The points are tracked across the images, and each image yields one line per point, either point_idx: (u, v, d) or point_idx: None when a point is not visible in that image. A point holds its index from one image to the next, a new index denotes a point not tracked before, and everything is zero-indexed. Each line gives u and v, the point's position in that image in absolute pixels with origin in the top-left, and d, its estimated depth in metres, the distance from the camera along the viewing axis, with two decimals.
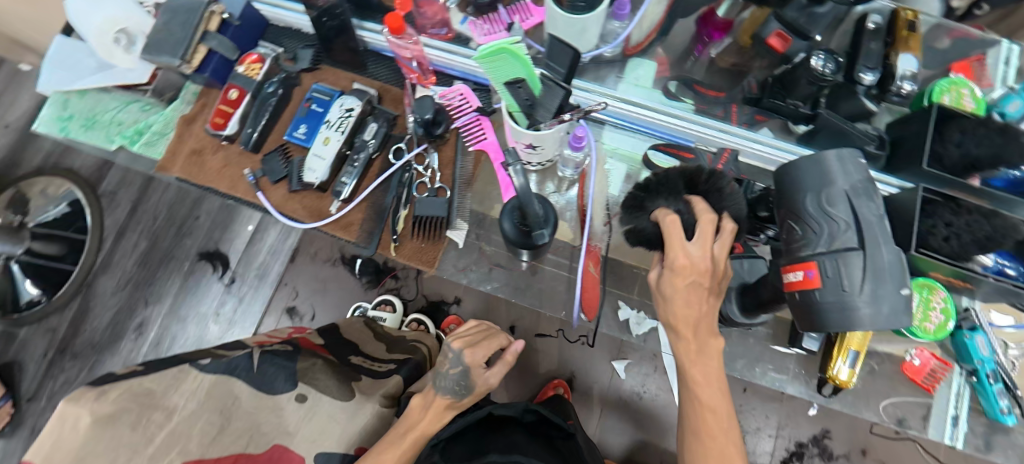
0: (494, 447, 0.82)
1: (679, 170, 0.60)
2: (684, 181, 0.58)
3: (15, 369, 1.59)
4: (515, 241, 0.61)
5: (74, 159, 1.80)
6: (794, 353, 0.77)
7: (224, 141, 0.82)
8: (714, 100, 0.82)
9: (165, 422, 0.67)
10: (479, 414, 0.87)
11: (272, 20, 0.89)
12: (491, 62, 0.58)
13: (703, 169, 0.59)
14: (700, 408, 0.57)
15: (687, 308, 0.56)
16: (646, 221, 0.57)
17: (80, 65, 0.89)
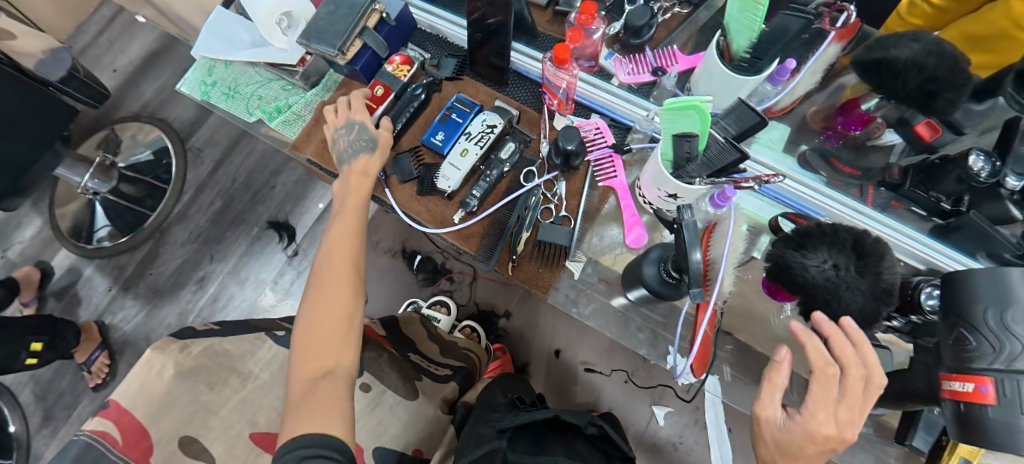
0: (555, 447, 0.90)
1: (846, 229, 0.61)
2: (851, 240, 0.59)
3: (86, 298, 1.81)
4: (662, 292, 0.62)
5: (171, 111, 1.94)
6: (898, 448, 0.76)
7: None
8: (848, 178, 0.82)
9: (239, 386, 0.89)
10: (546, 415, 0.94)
11: (421, 25, 0.93)
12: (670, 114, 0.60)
13: (869, 233, 0.61)
14: None
15: (815, 460, 0.57)
16: (804, 267, 0.58)
17: (234, 37, 0.93)
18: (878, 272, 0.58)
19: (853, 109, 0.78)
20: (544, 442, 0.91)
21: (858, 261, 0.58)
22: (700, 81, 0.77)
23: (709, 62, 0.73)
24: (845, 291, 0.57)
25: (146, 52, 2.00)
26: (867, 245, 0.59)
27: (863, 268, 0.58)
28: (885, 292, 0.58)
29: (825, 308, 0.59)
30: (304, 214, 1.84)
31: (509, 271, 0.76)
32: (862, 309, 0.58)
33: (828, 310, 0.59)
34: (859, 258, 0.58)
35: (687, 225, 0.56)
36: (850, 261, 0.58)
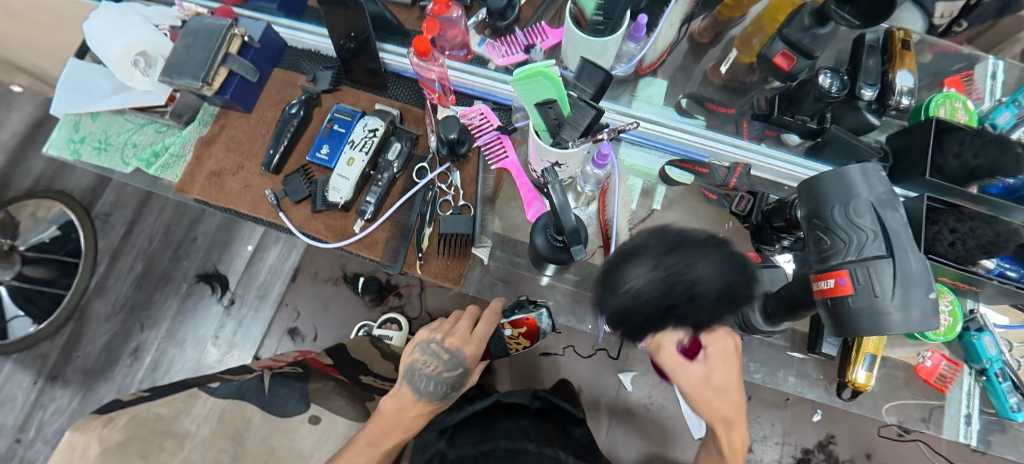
0: (499, 426, 0.90)
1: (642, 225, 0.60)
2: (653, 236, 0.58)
3: (9, 398, 1.67)
4: (548, 255, 0.63)
5: (69, 180, 1.81)
6: (813, 359, 0.80)
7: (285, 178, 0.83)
8: (725, 117, 0.86)
9: (176, 451, 0.88)
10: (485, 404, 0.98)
11: (290, 42, 0.90)
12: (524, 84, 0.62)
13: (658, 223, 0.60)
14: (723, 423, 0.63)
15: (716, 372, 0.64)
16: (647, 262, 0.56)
17: (95, 87, 0.88)
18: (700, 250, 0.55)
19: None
20: (491, 427, 0.90)
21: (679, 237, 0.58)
22: (568, 52, 0.79)
23: (569, 31, 0.74)
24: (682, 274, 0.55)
25: (29, 123, 1.85)
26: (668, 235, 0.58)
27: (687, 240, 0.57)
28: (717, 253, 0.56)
29: (690, 291, 0.55)
30: (234, 259, 1.77)
31: (418, 269, 0.76)
32: (718, 277, 0.55)
33: (687, 288, 0.55)
34: (677, 234, 0.58)
35: (552, 185, 0.57)
36: (670, 237, 0.57)
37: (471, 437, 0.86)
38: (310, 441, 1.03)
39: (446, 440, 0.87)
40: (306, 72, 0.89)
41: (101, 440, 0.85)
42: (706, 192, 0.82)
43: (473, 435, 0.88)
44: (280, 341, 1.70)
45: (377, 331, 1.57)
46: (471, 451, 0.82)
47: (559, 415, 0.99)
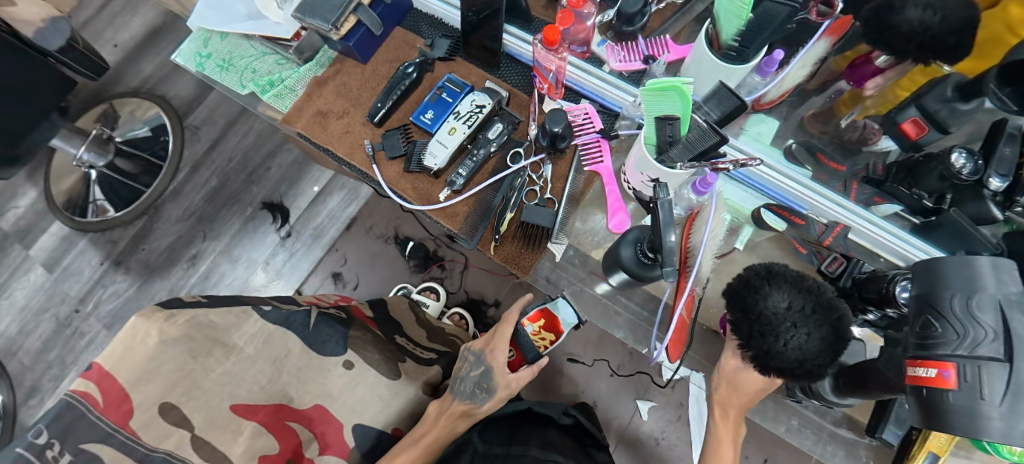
0: (524, 431, 0.95)
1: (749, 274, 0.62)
2: (742, 289, 0.61)
3: (77, 271, 1.82)
4: (634, 270, 0.63)
5: (170, 89, 1.93)
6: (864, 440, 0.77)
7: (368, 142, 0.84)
8: (834, 173, 0.83)
9: (223, 359, 0.95)
10: (518, 408, 1.03)
11: (416, 6, 0.93)
12: (653, 94, 0.61)
13: (759, 272, 0.62)
14: None
15: None
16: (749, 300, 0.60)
17: (230, 9, 0.92)
18: (773, 315, 0.57)
19: (863, 66, 0.76)
20: (517, 432, 0.95)
21: (818, 307, 0.57)
22: (690, 71, 0.77)
23: (699, 50, 0.73)
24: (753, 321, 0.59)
25: (147, 28, 1.98)
26: (749, 288, 0.61)
27: (822, 318, 0.57)
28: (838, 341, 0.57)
29: (761, 341, 0.57)
30: (298, 196, 1.85)
31: (492, 250, 0.77)
32: (805, 339, 0.56)
33: (763, 345, 0.58)
34: (814, 312, 0.57)
35: (662, 203, 0.56)
36: (802, 309, 0.56)
37: (501, 437, 0.93)
38: (340, 383, 1.05)
39: (478, 435, 0.93)
40: (425, 37, 0.91)
41: (161, 332, 0.90)
42: (796, 244, 0.80)
43: (500, 436, 0.93)
44: (323, 282, 1.77)
45: (415, 296, 1.64)
46: (502, 451, 0.88)
47: (585, 435, 1.02)
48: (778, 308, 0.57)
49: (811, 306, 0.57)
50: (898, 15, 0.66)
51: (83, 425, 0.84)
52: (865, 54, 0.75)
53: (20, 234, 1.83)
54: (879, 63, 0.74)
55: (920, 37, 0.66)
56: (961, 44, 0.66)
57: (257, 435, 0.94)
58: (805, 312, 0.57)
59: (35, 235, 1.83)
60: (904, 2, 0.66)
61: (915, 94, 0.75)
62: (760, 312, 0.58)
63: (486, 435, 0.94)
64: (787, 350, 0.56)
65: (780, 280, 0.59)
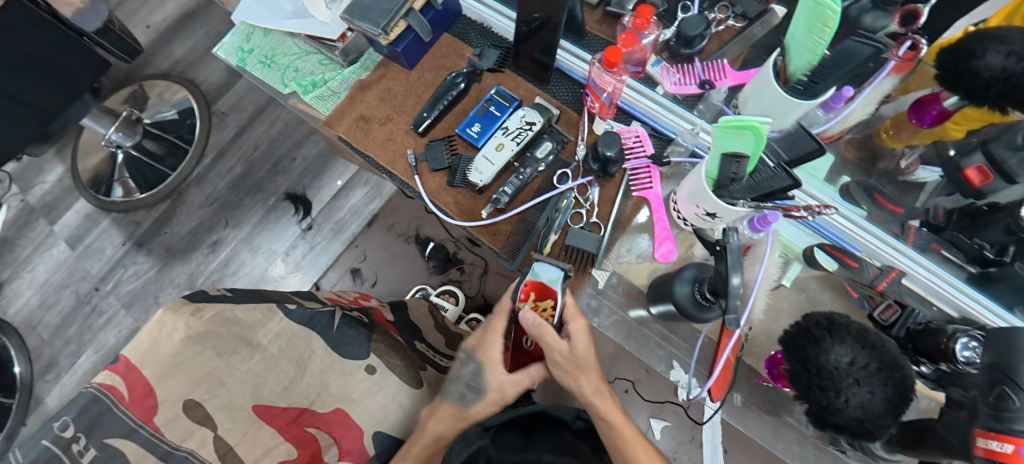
0: (539, 438, 0.90)
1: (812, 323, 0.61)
2: (803, 336, 0.60)
3: (99, 250, 1.82)
4: (689, 310, 0.61)
5: (200, 74, 1.93)
6: None
7: (411, 151, 0.82)
8: (892, 215, 0.79)
9: (247, 359, 0.94)
10: (529, 410, 0.97)
11: (466, 13, 0.91)
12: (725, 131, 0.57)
13: (821, 321, 0.60)
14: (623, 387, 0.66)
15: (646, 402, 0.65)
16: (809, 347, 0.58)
17: (276, 5, 0.90)
18: (837, 371, 0.55)
19: (928, 104, 0.73)
20: (530, 435, 0.92)
21: (882, 365, 0.55)
22: (748, 99, 0.74)
23: (763, 80, 0.69)
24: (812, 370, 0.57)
25: (180, 11, 1.97)
26: (811, 336, 0.59)
27: (887, 377, 0.55)
28: (900, 401, 0.55)
29: (821, 394, 0.55)
30: (322, 189, 1.84)
31: (533, 272, 0.75)
32: (867, 394, 0.54)
33: (822, 399, 0.56)
34: (881, 370, 0.55)
35: (732, 248, 0.54)
36: (869, 367, 0.55)
37: (514, 441, 0.90)
38: (362, 388, 1.04)
39: (490, 440, 0.90)
40: (473, 46, 0.89)
41: (186, 327, 0.89)
42: (848, 287, 0.77)
43: (513, 441, 0.90)
44: (341, 277, 1.76)
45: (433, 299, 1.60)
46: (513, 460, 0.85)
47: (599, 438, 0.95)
48: (844, 362, 0.55)
49: (875, 364, 0.55)
50: (978, 60, 0.63)
51: (110, 419, 0.84)
52: (935, 93, 0.71)
53: (45, 209, 1.84)
54: (947, 104, 0.70)
55: (1001, 84, 0.62)
56: None
57: (278, 437, 0.93)
58: (870, 370, 0.55)
59: (60, 211, 1.84)
60: (986, 46, 0.62)
61: (983, 139, 0.73)
62: (823, 363, 0.56)
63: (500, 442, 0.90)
64: (848, 407, 0.54)
65: (846, 334, 0.58)
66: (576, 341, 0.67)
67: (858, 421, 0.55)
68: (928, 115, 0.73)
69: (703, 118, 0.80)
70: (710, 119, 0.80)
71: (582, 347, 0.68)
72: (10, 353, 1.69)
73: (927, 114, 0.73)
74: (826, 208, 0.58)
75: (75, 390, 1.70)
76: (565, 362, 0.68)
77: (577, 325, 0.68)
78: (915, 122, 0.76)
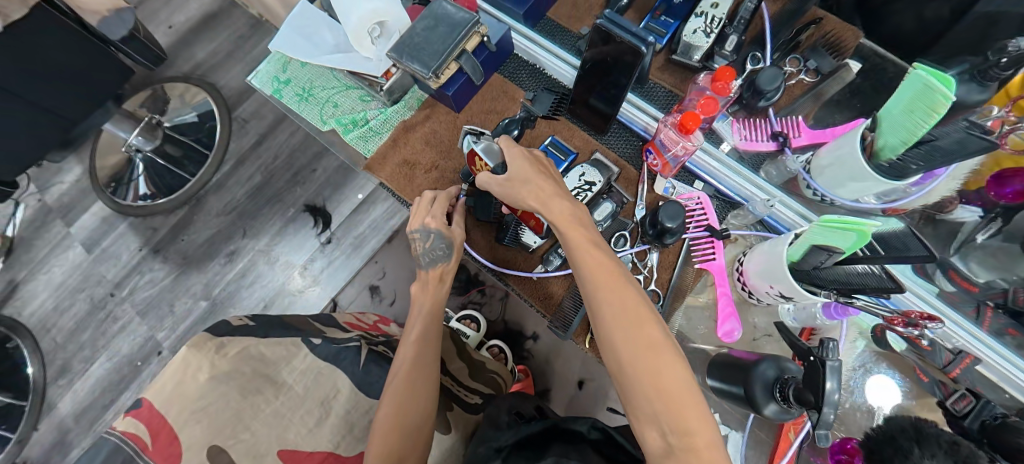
0: (552, 447, 0.77)
1: (901, 427, 0.57)
2: (890, 442, 0.56)
3: (112, 257, 1.74)
4: (766, 411, 0.58)
5: (221, 77, 1.88)
6: None
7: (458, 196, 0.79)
8: (966, 294, 0.74)
9: (272, 400, 0.92)
10: (538, 426, 0.86)
11: (517, 51, 0.86)
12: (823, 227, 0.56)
13: (912, 426, 0.57)
14: (625, 357, 0.54)
15: (664, 372, 0.52)
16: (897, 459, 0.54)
17: (317, 36, 0.85)
18: None
19: (1011, 179, 0.68)
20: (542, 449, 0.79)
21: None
22: (825, 168, 0.68)
23: (845, 151, 0.64)
24: None
25: (203, 12, 1.93)
26: (897, 441, 0.56)
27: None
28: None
29: None
30: (342, 202, 1.77)
31: (586, 343, 0.73)
32: None
33: None
34: None
35: (828, 365, 0.50)
36: None
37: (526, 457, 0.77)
38: None
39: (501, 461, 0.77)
40: (525, 88, 0.84)
41: (210, 366, 0.89)
42: (919, 370, 0.74)
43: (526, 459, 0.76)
44: (359, 294, 1.68)
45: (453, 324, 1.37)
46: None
47: (618, 451, 0.80)
48: None
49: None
50: None
51: None
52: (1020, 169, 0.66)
53: (62, 210, 1.77)
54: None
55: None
56: None
57: None
58: None
59: (76, 213, 1.77)
60: None
61: None
62: None
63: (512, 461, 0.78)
64: None
65: (937, 442, 0.53)
66: (511, 166, 0.68)
67: None
68: (1008, 192, 0.68)
69: (769, 181, 0.76)
70: (779, 183, 0.76)
71: (516, 170, 0.68)
72: (22, 356, 1.62)
73: (1006, 191, 0.68)
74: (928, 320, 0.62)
75: (87, 398, 1.62)
76: (506, 191, 0.67)
77: (510, 151, 0.69)
78: (994, 194, 0.70)
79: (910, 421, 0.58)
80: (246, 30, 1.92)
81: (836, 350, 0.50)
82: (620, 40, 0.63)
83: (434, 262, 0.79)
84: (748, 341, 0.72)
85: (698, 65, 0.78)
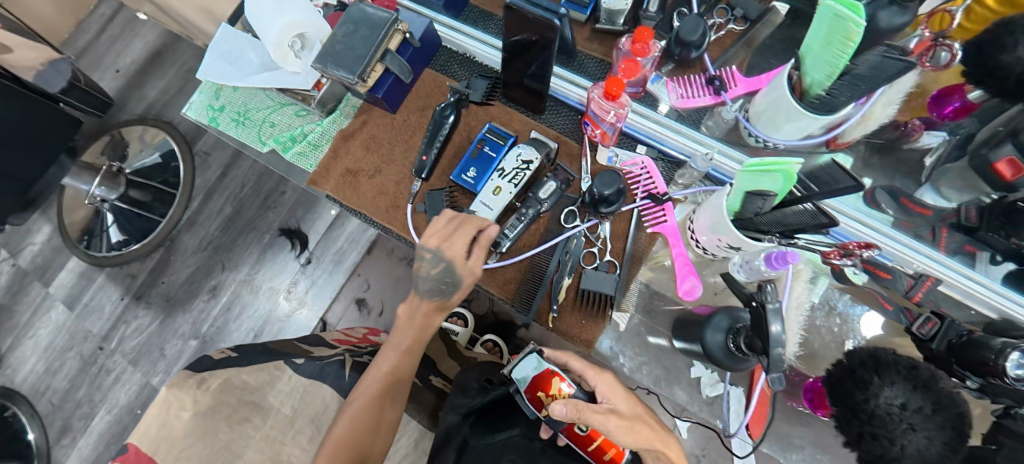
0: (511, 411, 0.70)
1: (856, 355, 0.58)
2: (847, 380, 0.56)
3: (96, 309, 1.72)
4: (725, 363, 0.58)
5: (175, 113, 1.84)
6: None
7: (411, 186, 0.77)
8: (921, 218, 0.75)
9: (259, 425, 0.91)
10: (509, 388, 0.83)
11: (446, 42, 0.85)
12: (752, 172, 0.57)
13: (871, 352, 0.57)
14: None
15: None
16: (865, 401, 0.53)
17: (242, 59, 0.85)
18: (873, 413, 0.53)
19: (950, 96, 0.70)
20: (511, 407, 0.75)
21: (937, 407, 0.52)
22: (762, 113, 0.68)
23: (778, 94, 0.64)
24: (852, 410, 0.55)
25: (148, 51, 1.89)
26: (846, 378, 0.56)
27: (945, 419, 0.51)
28: (959, 444, 0.51)
29: (875, 445, 0.52)
30: (316, 220, 1.74)
31: (549, 324, 0.71)
32: (930, 449, 0.51)
33: (878, 448, 0.52)
34: (935, 413, 0.51)
35: (772, 311, 0.49)
36: (927, 411, 0.51)
37: None
38: None
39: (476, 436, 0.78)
40: (458, 78, 0.83)
41: (193, 403, 0.86)
42: (881, 300, 0.75)
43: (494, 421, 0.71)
44: (346, 309, 1.65)
45: None
46: None
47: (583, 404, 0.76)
48: (885, 403, 0.52)
49: (930, 406, 0.51)
50: (1009, 54, 0.59)
51: None
52: (954, 86, 0.69)
53: (39, 271, 1.75)
54: (970, 98, 0.68)
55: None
56: None
57: None
58: (920, 404, 0.52)
59: (54, 272, 1.75)
60: (1017, 38, 0.59)
61: (1012, 130, 0.66)
62: (868, 406, 0.53)
63: (480, 426, 0.82)
64: (906, 456, 0.50)
65: (885, 365, 0.55)
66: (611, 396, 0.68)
67: None
68: (942, 113, 0.72)
69: (712, 135, 0.75)
70: (721, 135, 0.75)
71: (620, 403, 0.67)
72: (22, 422, 1.62)
73: (941, 112, 0.72)
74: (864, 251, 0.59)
75: (93, 453, 1.61)
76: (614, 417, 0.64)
77: (608, 386, 0.69)
78: (936, 115, 0.73)
79: (855, 347, 0.59)
80: (193, 61, 1.88)
81: (775, 293, 0.50)
82: (532, 16, 0.62)
83: (434, 292, 0.72)
84: (711, 296, 0.74)
85: (624, 29, 0.77)
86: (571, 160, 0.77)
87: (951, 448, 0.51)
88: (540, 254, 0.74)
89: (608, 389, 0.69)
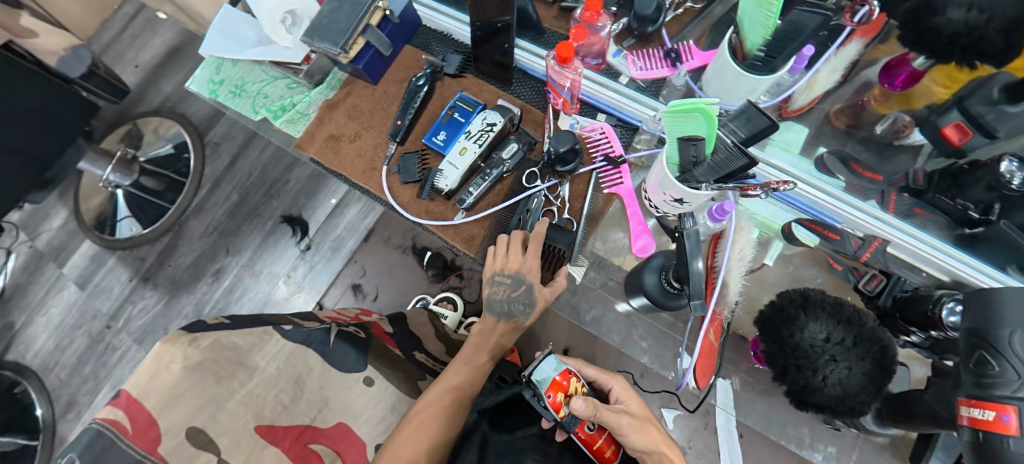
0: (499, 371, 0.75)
1: (786, 296, 0.61)
2: (776, 318, 0.59)
3: (106, 289, 1.79)
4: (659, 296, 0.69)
5: (189, 106, 1.94)
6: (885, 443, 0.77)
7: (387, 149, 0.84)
8: (870, 182, 0.78)
9: (246, 381, 0.82)
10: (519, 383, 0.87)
11: (426, 22, 0.92)
12: (675, 118, 0.59)
13: (799, 293, 0.60)
14: None
15: None
16: (789, 334, 0.56)
17: (240, 35, 0.92)
18: (796, 345, 0.55)
19: (898, 68, 0.73)
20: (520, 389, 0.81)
21: (859, 339, 0.54)
22: (711, 79, 0.73)
23: (721, 61, 0.69)
24: (780, 344, 0.57)
25: (167, 48, 2.00)
26: (775, 316, 0.59)
27: (865, 351, 0.54)
28: (880, 375, 0.53)
29: (799, 375, 0.54)
30: (317, 208, 1.80)
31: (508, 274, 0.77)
32: (853, 377, 0.53)
33: (802, 378, 0.54)
34: (855, 343, 0.54)
35: (688, 235, 0.60)
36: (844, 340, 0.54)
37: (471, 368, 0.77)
38: None
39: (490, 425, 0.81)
40: (435, 53, 0.90)
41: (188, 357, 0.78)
42: (831, 260, 0.76)
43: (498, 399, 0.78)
44: (342, 295, 1.69)
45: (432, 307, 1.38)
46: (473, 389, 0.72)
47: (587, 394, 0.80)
48: (808, 336, 0.55)
49: (851, 338, 0.54)
50: (938, 16, 0.62)
51: (111, 456, 0.70)
52: (900, 57, 0.72)
53: (54, 253, 1.82)
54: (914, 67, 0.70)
55: (965, 39, 0.61)
56: (1014, 46, 0.60)
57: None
58: (839, 335, 0.54)
59: (67, 253, 1.82)
60: (946, 1, 0.62)
61: (959, 95, 0.68)
62: (792, 338, 0.56)
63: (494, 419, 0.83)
64: (827, 384, 0.53)
65: (811, 302, 0.58)
66: (631, 404, 0.74)
67: (845, 410, 0.54)
68: (891, 82, 0.74)
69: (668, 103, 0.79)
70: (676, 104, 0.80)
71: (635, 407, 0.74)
72: (30, 396, 1.67)
73: (890, 81, 0.74)
74: (782, 184, 0.56)
75: None
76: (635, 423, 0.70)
77: (622, 387, 0.76)
78: (887, 86, 0.75)
79: (787, 291, 0.62)
80: None
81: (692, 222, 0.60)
82: None
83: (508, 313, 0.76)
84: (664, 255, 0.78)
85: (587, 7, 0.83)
86: (536, 127, 0.83)
87: (870, 376, 0.53)
88: (502, 212, 0.80)
89: (625, 395, 0.76)
